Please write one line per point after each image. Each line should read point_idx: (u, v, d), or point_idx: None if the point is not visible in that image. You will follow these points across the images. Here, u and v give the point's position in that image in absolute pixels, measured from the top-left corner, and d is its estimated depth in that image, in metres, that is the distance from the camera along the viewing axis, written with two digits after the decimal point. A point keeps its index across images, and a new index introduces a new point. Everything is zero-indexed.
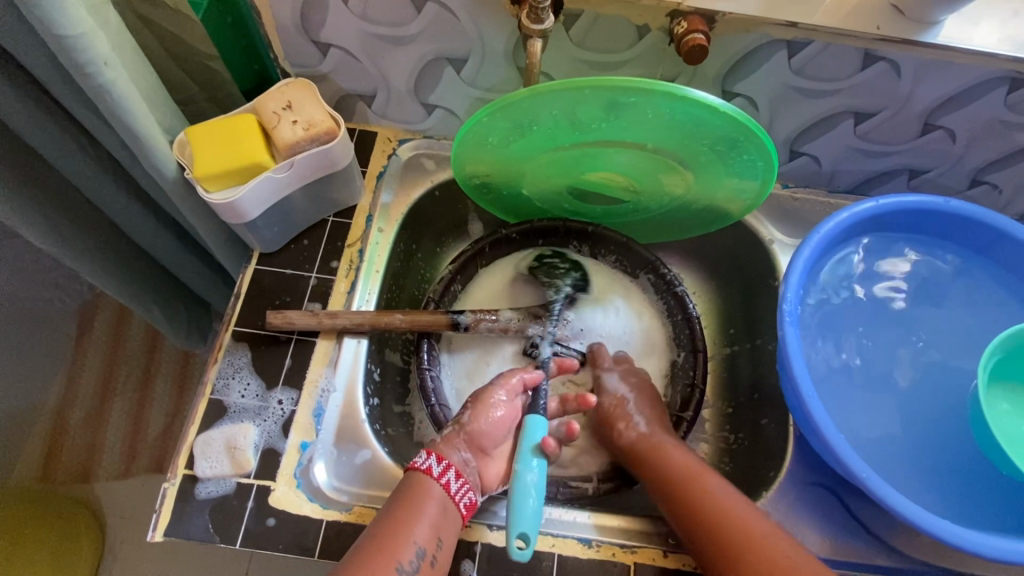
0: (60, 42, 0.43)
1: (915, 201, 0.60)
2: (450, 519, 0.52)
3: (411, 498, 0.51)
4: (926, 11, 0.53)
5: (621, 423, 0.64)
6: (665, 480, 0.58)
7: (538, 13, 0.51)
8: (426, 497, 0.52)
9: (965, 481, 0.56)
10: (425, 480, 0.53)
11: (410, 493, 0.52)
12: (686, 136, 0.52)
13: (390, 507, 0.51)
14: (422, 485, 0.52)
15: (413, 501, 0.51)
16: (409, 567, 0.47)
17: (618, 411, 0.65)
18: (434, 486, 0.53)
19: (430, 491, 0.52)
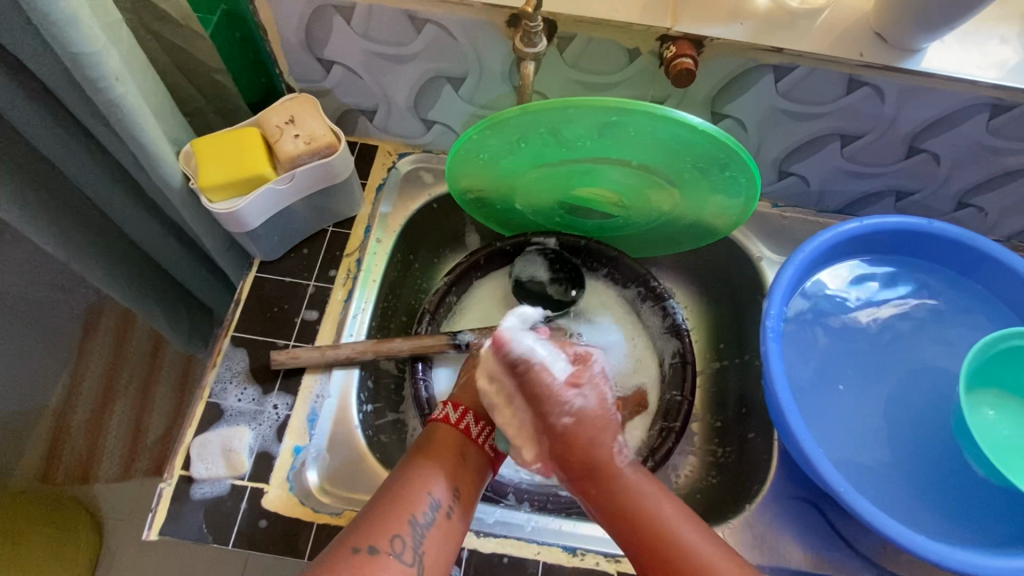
0: (74, 58, 0.45)
1: (898, 222, 0.62)
2: (469, 468, 0.54)
3: (430, 450, 0.54)
4: (909, 39, 0.55)
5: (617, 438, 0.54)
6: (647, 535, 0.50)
7: (532, 37, 0.53)
8: (444, 448, 0.54)
9: (943, 496, 0.57)
10: (445, 432, 0.55)
11: (431, 445, 0.54)
12: (670, 154, 0.54)
13: (411, 457, 0.53)
14: (441, 436, 0.55)
15: (431, 454, 0.53)
16: (423, 519, 0.49)
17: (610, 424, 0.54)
18: (454, 435, 0.55)
19: (448, 443, 0.54)
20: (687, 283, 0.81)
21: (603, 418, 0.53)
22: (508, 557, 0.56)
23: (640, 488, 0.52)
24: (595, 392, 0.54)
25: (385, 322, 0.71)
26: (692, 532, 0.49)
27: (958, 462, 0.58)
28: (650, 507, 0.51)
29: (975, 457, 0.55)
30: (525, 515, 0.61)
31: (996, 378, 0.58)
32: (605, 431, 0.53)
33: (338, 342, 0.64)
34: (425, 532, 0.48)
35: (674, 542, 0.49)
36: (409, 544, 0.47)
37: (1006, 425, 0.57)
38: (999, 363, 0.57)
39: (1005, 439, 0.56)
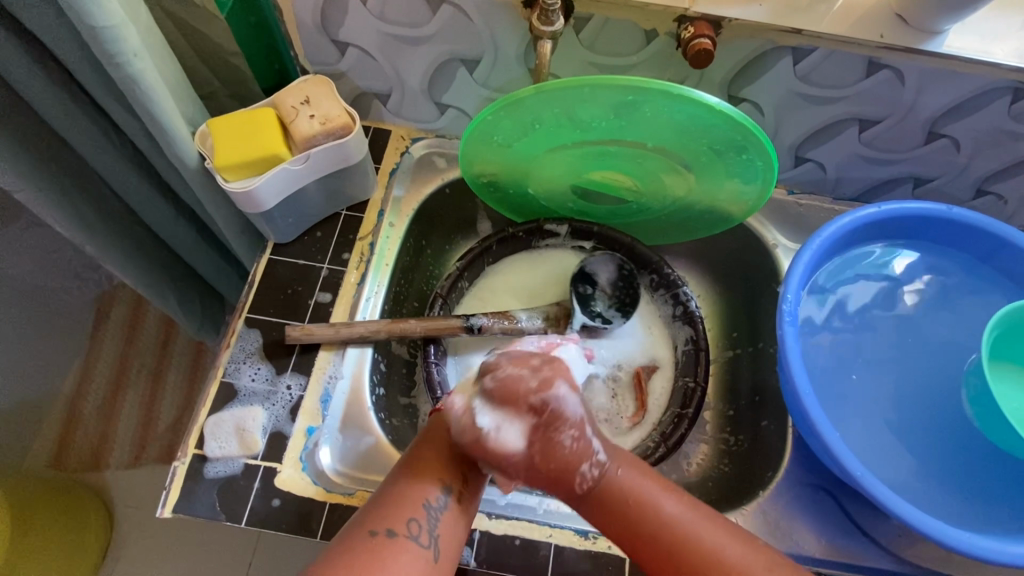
0: (93, 32, 0.45)
1: (917, 208, 0.61)
2: None
3: (440, 435, 0.52)
4: (931, 21, 0.54)
5: (585, 467, 0.47)
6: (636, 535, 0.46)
7: (549, 16, 0.53)
8: None
9: (960, 483, 0.56)
10: (451, 419, 0.53)
11: (440, 429, 0.52)
12: (686, 136, 0.54)
13: (421, 443, 0.51)
14: (449, 422, 0.52)
15: (442, 439, 0.51)
16: (436, 502, 0.47)
17: (580, 451, 0.47)
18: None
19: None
20: (701, 272, 0.81)
21: (573, 460, 0.47)
22: (520, 539, 0.56)
23: (626, 489, 0.48)
24: (558, 438, 0.47)
25: (397, 307, 0.71)
26: (721, 538, 0.45)
27: (974, 447, 0.57)
28: (647, 502, 0.47)
29: (994, 430, 0.54)
30: (537, 498, 0.61)
31: (1005, 351, 0.57)
32: (574, 462, 0.47)
33: (352, 322, 0.64)
34: (439, 516, 0.47)
35: (692, 537, 0.45)
36: (425, 527, 0.46)
37: (1018, 396, 0.56)
38: (1008, 335, 0.57)
39: (1018, 409, 0.55)
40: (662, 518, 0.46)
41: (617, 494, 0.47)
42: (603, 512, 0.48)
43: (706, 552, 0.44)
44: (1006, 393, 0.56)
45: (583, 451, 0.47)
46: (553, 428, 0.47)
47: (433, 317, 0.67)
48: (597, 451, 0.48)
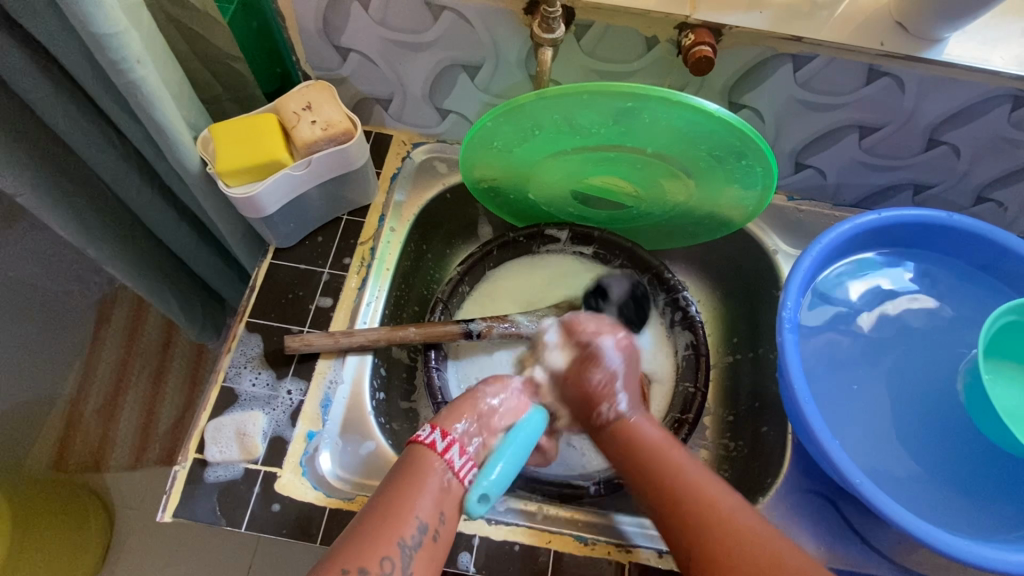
0: (97, 39, 0.45)
1: (917, 215, 0.61)
2: (452, 493, 0.51)
3: (406, 472, 0.51)
4: (931, 29, 0.54)
5: (605, 405, 0.58)
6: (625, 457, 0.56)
7: (550, 23, 0.53)
8: (428, 470, 0.51)
9: (959, 489, 0.56)
10: (420, 457, 0.52)
11: (406, 468, 0.52)
12: (685, 142, 0.54)
13: (391, 483, 0.51)
14: (412, 461, 0.52)
15: (416, 473, 0.51)
16: (410, 542, 0.48)
17: (607, 391, 0.59)
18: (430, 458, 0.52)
19: (427, 467, 0.52)
20: (702, 277, 0.81)
21: (600, 396, 0.59)
22: (519, 545, 0.56)
23: (631, 429, 0.57)
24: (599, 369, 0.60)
25: (398, 311, 0.71)
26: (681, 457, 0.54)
27: (973, 451, 0.58)
28: (655, 446, 0.55)
29: (990, 429, 0.55)
30: (536, 504, 0.61)
31: (1005, 349, 0.58)
32: (599, 398, 0.59)
33: (351, 329, 0.64)
34: (412, 555, 0.48)
35: (662, 454, 0.55)
36: (397, 567, 0.47)
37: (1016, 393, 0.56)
38: (1005, 333, 0.57)
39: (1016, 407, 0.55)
40: (646, 445, 0.56)
41: (630, 433, 0.57)
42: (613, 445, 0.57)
43: (666, 467, 0.54)
44: (1003, 391, 0.56)
45: (607, 394, 0.59)
46: (589, 364, 0.60)
47: (432, 322, 0.67)
48: (621, 399, 0.59)
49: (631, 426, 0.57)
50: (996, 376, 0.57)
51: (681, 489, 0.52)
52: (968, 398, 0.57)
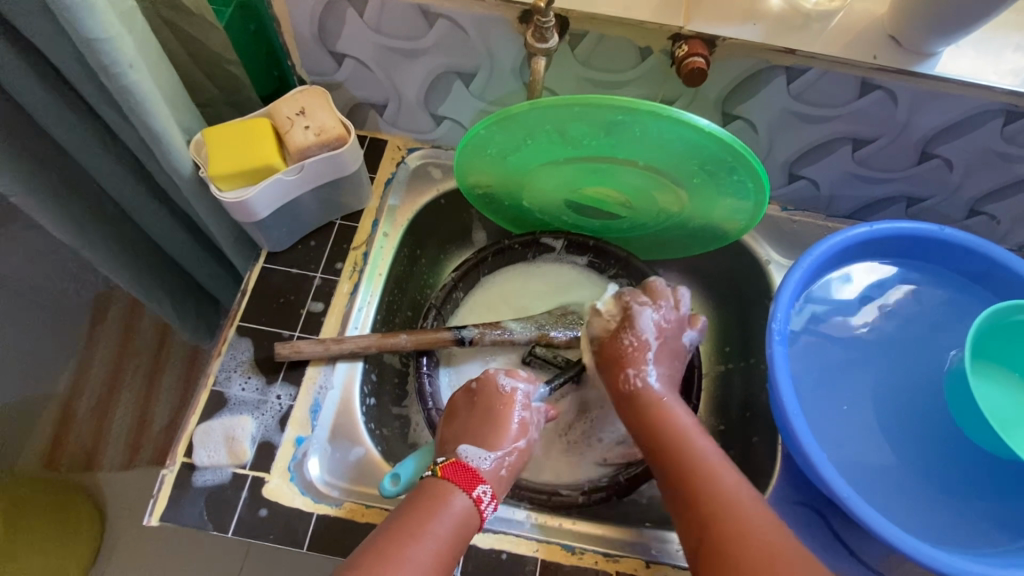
0: (88, 43, 0.45)
1: (909, 228, 0.61)
2: (461, 533, 0.49)
3: (430, 498, 0.50)
4: (924, 42, 0.55)
5: (632, 369, 0.57)
6: (647, 429, 0.55)
7: (543, 33, 0.53)
8: (444, 505, 0.50)
9: (945, 500, 0.56)
10: (449, 489, 0.51)
11: (431, 496, 0.50)
12: (676, 155, 0.54)
13: (406, 514, 0.49)
14: (439, 493, 0.50)
15: (429, 508, 0.49)
16: None
17: (635, 354, 0.57)
18: (458, 497, 0.51)
19: (451, 502, 0.50)
20: (696, 286, 0.81)
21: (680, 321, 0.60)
22: (507, 554, 0.56)
23: (655, 403, 0.56)
24: (672, 307, 0.60)
25: (390, 316, 0.71)
26: (710, 450, 0.52)
27: (963, 456, 0.58)
28: (667, 413, 0.55)
29: (976, 433, 0.55)
30: (525, 512, 0.61)
31: (992, 354, 0.58)
32: (626, 362, 0.57)
33: (341, 336, 0.64)
34: None
35: (685, 441, 0.53)
36: None
37: (1000, 395, 0.56)
38: (995, 339, 0.57)
39: (1003, 409, 0.56)
40: (676, 426, 0.54)
41: (652, 403, 0.56)
42: (642, 432, 0.55)
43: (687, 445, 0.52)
44: (991, 396, 0.56)
45: (637, 357, 0.57)
46: (622, 328, 0.59)
47: (425, 329, 0.67)
48: (694, 331, 0.62)
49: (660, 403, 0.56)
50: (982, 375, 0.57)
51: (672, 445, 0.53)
52: (953, 401, 0.57)
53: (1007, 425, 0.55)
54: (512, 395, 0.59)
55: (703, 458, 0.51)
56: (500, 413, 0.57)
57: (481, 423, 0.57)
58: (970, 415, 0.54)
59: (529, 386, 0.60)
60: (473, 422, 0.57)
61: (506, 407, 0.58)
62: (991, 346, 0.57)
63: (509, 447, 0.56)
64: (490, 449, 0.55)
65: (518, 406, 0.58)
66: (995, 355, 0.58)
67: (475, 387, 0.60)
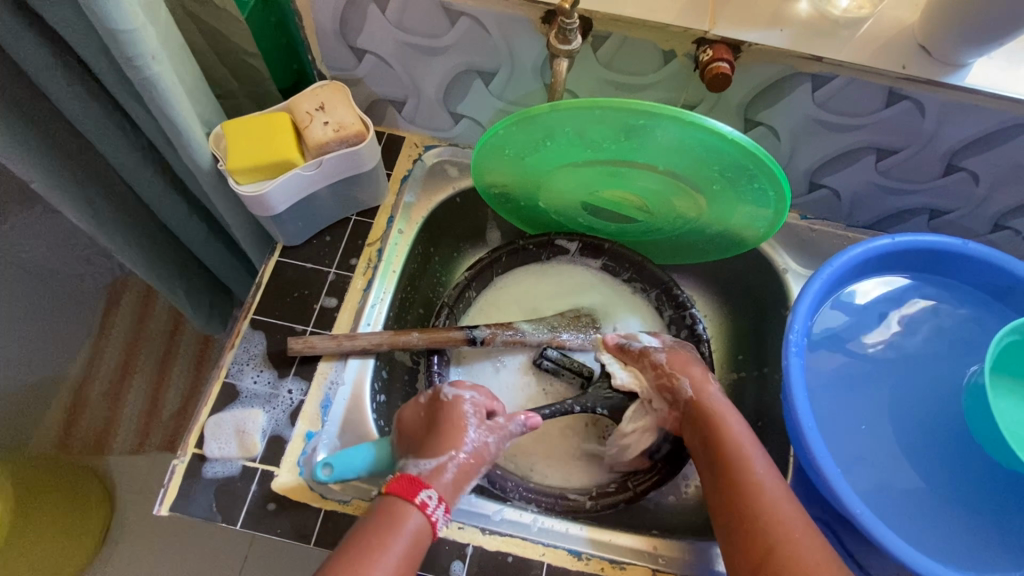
0: (113, 35, 0.45)
1: (931, 241, 0.60)
2: (417, 549, 0.49)
3: (384, 516, 0.49)
4: (955, 53, 0.53)
5: (687, 377, 0.60)
6: (704, 442, 0.56)
7: (567, 34, 0.52)
8: (400, 522, 0.49)
9: (960, 518, 0.55)
10: (399, 506, 0.50)
11: (385, 513, 0.49)
12: (696, 162, 0.54)
13: (361, 534, 0.48)
14: (392, 509, 0.50)
15: (385, 527, 0.49)
16: None
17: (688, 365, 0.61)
18: (409, 511, 0.50)
19: (404, 520, 0.49)
20: (710, 293, 0.80)
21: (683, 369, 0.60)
22: (513, 557, 0.56)
23: (713, 408, 0.57)
24: (652, 355, 0.62)
25: (402, 313, 0.71)
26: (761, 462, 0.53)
27: (981, 473, 0.57)
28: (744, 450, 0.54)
29: (995, 450, 0.54)
30: (531, 515, 0.60)
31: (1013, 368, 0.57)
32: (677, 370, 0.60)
33: (354, 332, 0.64)
34: None
35: (740, 452, 0.54)
36: None
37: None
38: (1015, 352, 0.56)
39: None
40: (727, 432, 0.55)
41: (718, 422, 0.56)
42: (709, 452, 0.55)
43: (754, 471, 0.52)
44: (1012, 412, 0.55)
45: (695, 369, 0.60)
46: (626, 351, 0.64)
47: (437, 327, 0.67)
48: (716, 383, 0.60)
49: (715, 408, 0.57)
50: (1006, 389, 0.56)
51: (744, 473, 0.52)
52: (970, 416, 0.56)
53: None
54: (458, 401, 0.57)
55: (752, 465, 0.52)
56: (443, 419, 0.56)
57: (429, 434, 0.55)
58: (988, 432, 0.54)
59: (479, 397, 0.59)
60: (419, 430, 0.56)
61: (451, 414, 0.56)
62: (1012, 363, 0.57)
63: (453, 450, 0.54)
64: (430, 453, 0.54)
65: (465, 413, 0.57)
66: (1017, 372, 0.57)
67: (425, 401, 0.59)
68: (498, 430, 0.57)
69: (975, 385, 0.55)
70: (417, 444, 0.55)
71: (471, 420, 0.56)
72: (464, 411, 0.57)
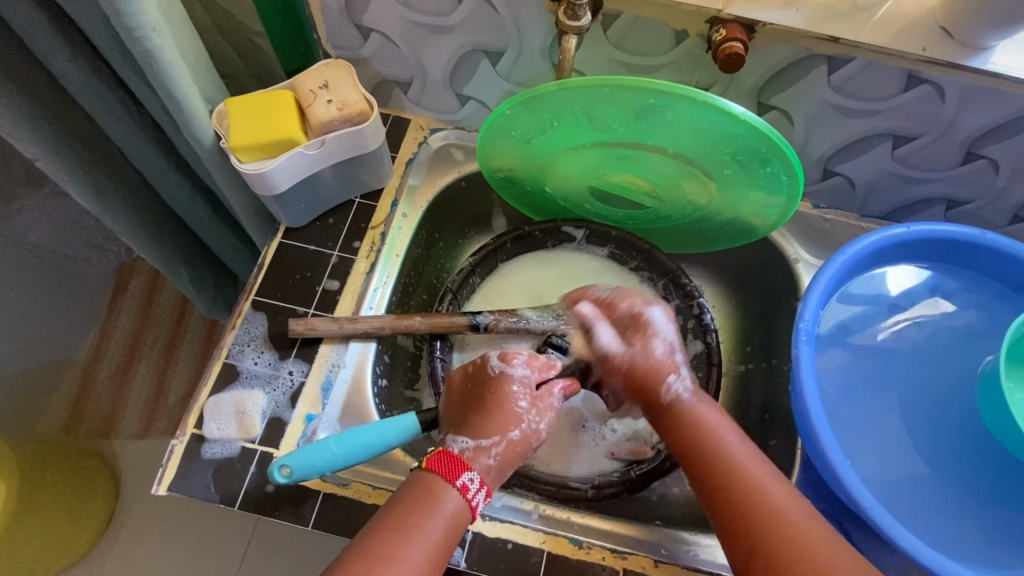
0: (112, 5, 0.44)
1: (949, 231, 0.59)
2: (452, 532, 0.47)
3: (419, 495, 0.47)
4: (978, 35, 0.51)
5: (671, 376, 0.54)
6: (681, 434, 0.51)
7: (575, 10, 0.51)
8: (434, 503, 0.47)
9: (973, 516, 0.54)
10: (437, 485, 0.48)
11: (420, 490, 0.48)
12: (707, 145, 0.52)
13: (396, 509, 0.47)
14: (429, 488, 0.48)
15: (419, 507, 0.47)
16: None
17: (669, 360, 0.54)
18: (446, 493, 0.47)
19: (440, 501, 0.47)
20: (719, 283, 0.79)
21: (662, 368, 0.54)
22: (513, 544, 0.55)
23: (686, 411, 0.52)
24: (650, 345, 0.55)
25: (405, 298, 0.70)
26: (736, 442, 0.50)
27: (995, 469, 0.55)
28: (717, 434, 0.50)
29: (1010, 444, 0.53)
30: (533, 503, 0.60)
31: None
32: (660, 371, 0.54)
33: (356, 316, 0.63)
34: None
35: (714, 439, 0.50)
36: None
37: None
38: None
39: None
40: (703, 423, 0.51)
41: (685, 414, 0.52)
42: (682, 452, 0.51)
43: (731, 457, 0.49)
44: None
45: (671, 364, 0.54)
46: (635, 333, 0.56)
47: (440, 312, 0.66)
48: (686, 376, 0.54)
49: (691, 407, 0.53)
50: None
51: (724, 463, 0.48)
52: (984, 409, 0.54)
53: None
54: (505, 378, 0.54)
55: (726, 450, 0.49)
56: (489, 397, 0.53)
57: (473, 412, 0.53)
58: (1005, 426, 0.52)
59: (528, 372, 0.55)
60: (467, 409, 0.54)
61: (498, 395, 0.53)
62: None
63: (498, 437, 0.51)
64: (472, 434, 0.51)
65: (513, 394, 0.53)
66: None
67: (472, 372, 0.56)
68: (548, 413, 0.54)
69: (989, 376, 0.53)
70: (461, 424, 0.53)
71: (519, 398, 0.53)
72: (512, 391, 0.53)
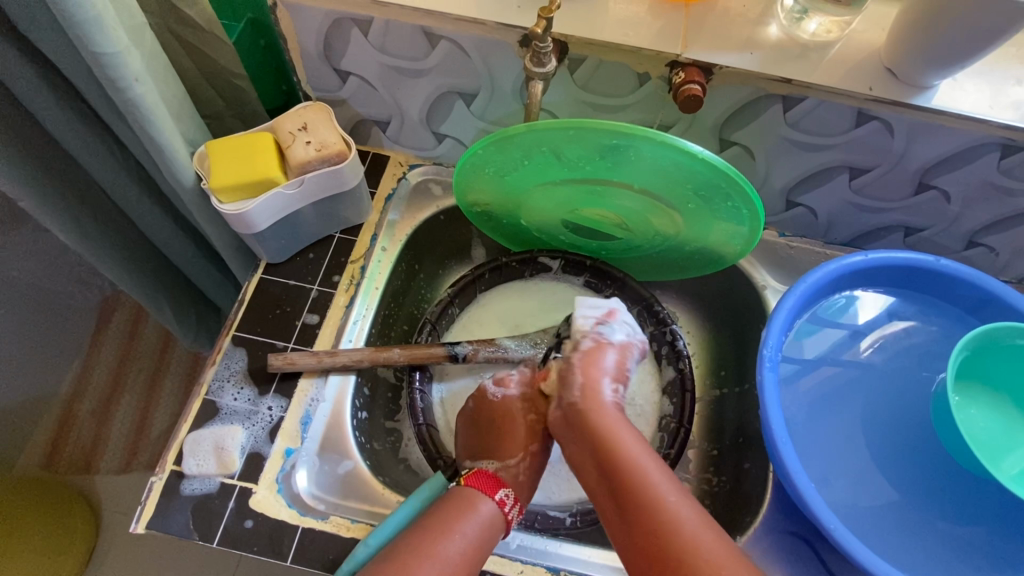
0: (97, 58, 0.46)
1: (904, 258, 0.61)
2: (487, 537, 0.52)
3: (457, 502, 0.53)
4: (919, 74, 0.55)
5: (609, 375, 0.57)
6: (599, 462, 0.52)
7: (541, 57, 0.54)
8: (472, 509, 0.53)
9: (934, 532, 0.55)
10: (475, 495, 0.54)
11: (459, 499, 0.54)
12: (671, 180, 0.55)
13: (436, 510, 0.53)
14: (468, 497, 0.54)
15: (458, 510, 0.52)
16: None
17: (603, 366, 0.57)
18: (484, 502, 0.54)
19: (478, 507, 0.53)
20: (692, 310, 0.81)
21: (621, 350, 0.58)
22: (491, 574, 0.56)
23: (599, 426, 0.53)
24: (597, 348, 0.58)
25: (385, 330, 0.72)
26: (661, 481, 0.49)
27: (955, 485, 0.57)
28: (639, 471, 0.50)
29: (962, 460, 0.55)
30: (511, 532, 0.60)
31: (978, 376, 0.58)
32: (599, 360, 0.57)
33: (336, 349, 0.64)
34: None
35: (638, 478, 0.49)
36: None
37: (986, 420, 0.56)
38: (982, 361, 0.57)
39: (985, 435, 0.56)
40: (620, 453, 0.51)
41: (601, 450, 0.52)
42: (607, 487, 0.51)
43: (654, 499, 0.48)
44: (973, 419, 0.56)
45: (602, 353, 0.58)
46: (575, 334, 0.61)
47: (418, 344, 0.67)
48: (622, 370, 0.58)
49: (596, 415, 0.54)
50: (967, 399, 0.57)
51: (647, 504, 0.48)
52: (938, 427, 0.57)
53: (985, 448, 0.55)
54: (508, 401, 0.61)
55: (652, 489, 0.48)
56: (497, 420, 0.60)
57: (487, 431, 0.60)
58: (954, 443, 0.54)
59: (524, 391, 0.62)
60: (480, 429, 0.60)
61: (506, 417, 0.60)
62: (984, 370, 0.58)
63: (520, 455, 0.59)
64: (496, 455, 0.58)
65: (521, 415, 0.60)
66: (982, 381, 0.58)
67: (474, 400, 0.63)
68: None
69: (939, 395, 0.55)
70: (476, 444, 0.60)
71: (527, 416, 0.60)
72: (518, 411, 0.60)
